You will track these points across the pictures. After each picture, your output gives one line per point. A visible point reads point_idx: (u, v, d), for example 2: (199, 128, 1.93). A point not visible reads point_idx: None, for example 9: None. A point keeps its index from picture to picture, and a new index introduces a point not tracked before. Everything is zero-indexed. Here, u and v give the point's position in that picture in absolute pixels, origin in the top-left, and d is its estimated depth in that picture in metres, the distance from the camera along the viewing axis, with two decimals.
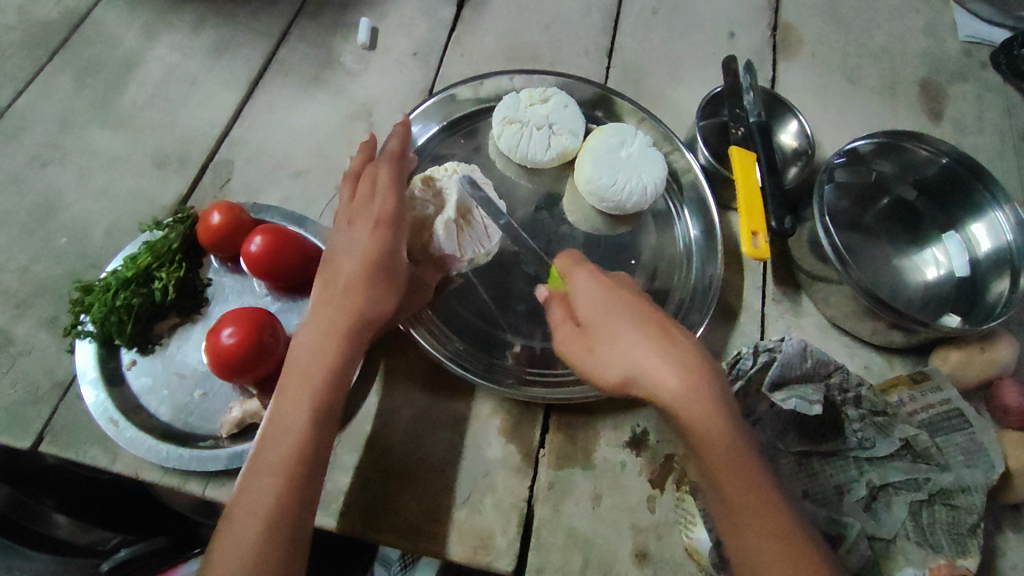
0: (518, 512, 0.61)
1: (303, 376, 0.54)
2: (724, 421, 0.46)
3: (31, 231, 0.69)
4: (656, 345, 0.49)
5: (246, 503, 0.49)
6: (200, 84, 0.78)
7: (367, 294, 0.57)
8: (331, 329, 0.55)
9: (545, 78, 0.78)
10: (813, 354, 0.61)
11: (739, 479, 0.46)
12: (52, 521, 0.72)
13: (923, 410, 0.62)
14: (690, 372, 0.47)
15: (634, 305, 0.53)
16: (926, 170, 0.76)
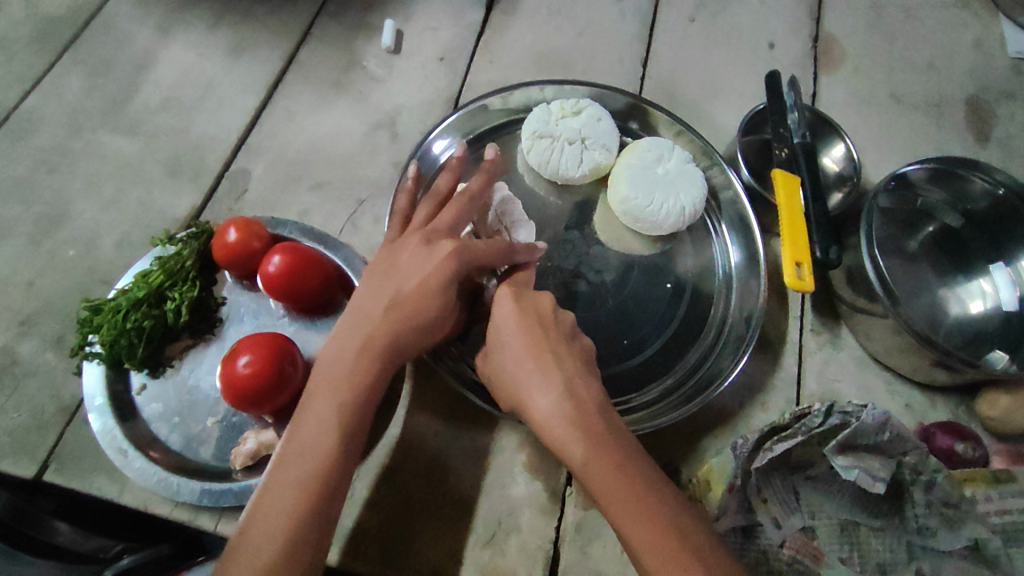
0: (544, 553, 0.58)
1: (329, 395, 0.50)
2: (596, 447, 0.47)
3: (38, 242, 0.65)
4: (540, 369, 0.52)
5: (248, 546, 0.45)
6: (216, 87, 0.74)
7: (413, 319, 0.53)
8: (364, 350, 0.52)
9: (578, 89, 0.74)
10: (892, 428, 0.56)
11: (636, 509, 0.45)
12: (52, 528, 0.67)
13: (998, 513, 0.58)
14: (559, 399, 0.50)
15: (530, 330, 0.54)
16: (978, 202, 0.73)
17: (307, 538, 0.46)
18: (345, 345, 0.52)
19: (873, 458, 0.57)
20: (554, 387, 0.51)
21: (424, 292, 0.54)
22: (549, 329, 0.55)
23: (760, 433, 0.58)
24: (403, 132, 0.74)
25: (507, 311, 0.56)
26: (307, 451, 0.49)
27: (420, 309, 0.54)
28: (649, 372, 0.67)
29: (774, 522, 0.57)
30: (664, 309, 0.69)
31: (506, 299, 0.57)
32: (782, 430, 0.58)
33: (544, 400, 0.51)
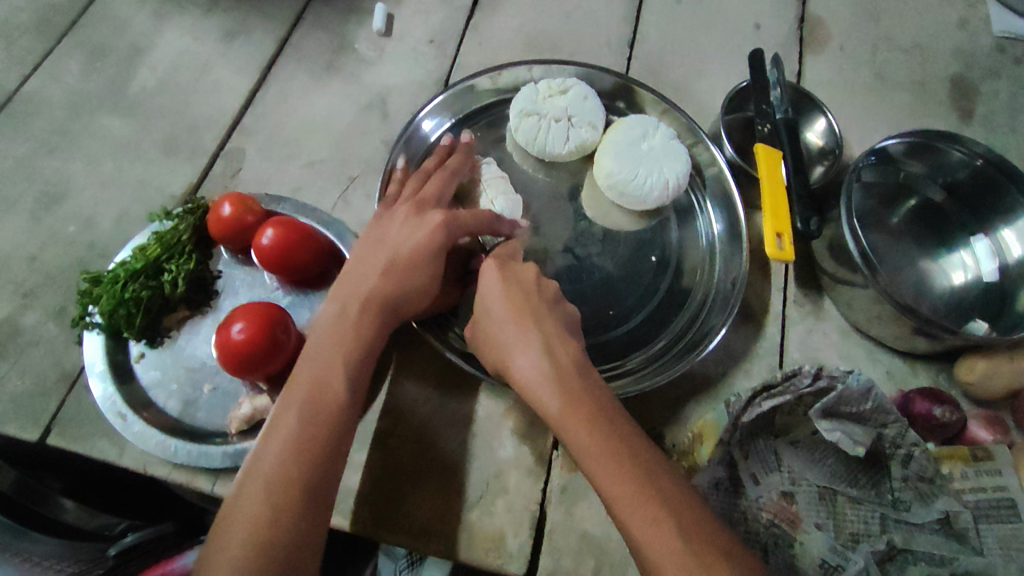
0: (530, 514, 0.60)
1: (331, 354, 0.52)
2: (574, 405, 0.48)
3: (39, 218, 0.67)
4: (522, 331, 0.53)
5: (237, 511, 0.45)
6: (212, 70, 0.76)
7: (404, 283, 0.56)
8: (357, 311, 0.54)
9: (565, 68, 0.76)
10: (876, 398, 0.57)
11: (617, 465, 0.45)
12: (58, 505, 0.72)
13: (974, 491, 0.59)
14: (537, 359, 0.51)
15: (511, 297, 0.56)
16: (957, 173, 0.74)
17: (302, 499, 0.46)
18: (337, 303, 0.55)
19: (855, 425, 0.58)
20: (532, 347, 0.52)
21: (417, 255, 0.57)
22: (532, 297, 0.56)
23: (751, 389, 0.59)
24: (393, 112, 0.76)
25: (492, 283, 0.57)
26: (290, 419, 0.49)
27: (411, 271, 0.57)
28: (634, 341, 0.69)
29: (752, 478, 0.59)
30: (649, 281, 0.71)
31: (490, 272, 0.58)
32: (772, 389, 0.59)
33: (523, 363, 0.52)
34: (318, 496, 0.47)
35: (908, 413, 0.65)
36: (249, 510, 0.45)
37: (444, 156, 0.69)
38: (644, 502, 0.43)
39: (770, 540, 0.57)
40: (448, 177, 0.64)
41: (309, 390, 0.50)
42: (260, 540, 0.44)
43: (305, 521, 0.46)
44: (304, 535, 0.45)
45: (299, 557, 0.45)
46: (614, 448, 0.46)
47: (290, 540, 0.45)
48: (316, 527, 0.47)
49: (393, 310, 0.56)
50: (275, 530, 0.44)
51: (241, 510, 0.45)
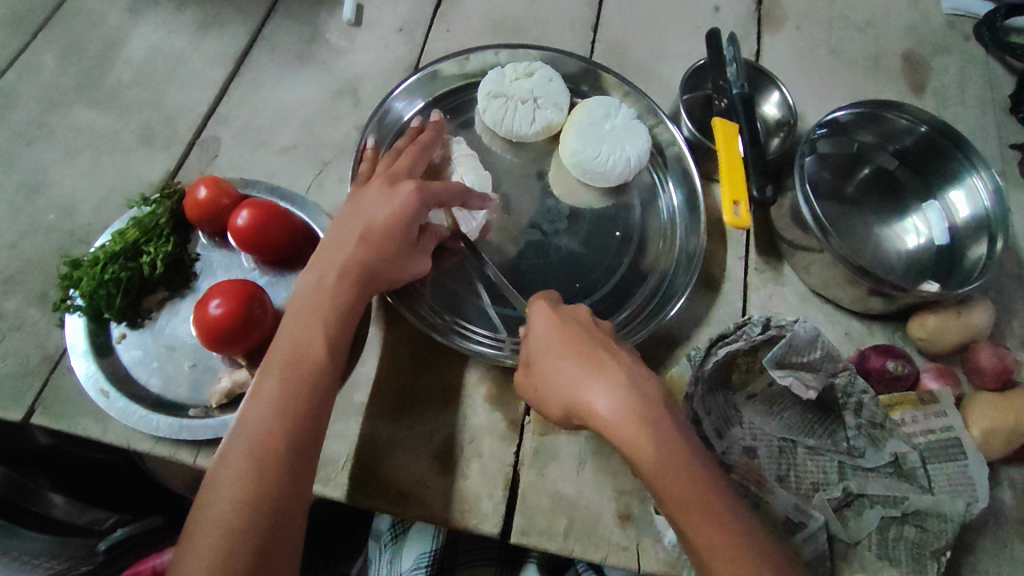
0: (504, 476, 0.62)
1: (311, 325, 0.55)
2: (666, 451, 0.47)
3: (19, 208, 0.69)
4: (590, 369, 0.52)
5: (221, 475, 0.47)
6: (186, 62, 0.78)
7: (381, 253, 0.59)
8: (339, 280, 0.57)
9: (530, 53, 0.78)
10: (823, 344, 0.62)
11: (704, 516, 0.45)
12: (48, 501, 0.76)
13: (924, 433, 0.63)
14: (617, 397, 0.50)
15: (572, 333, 0.55)
16: (904, 140, 0.77)
17: (286, 466, 0.48)
18: (316, 275, 0.57)
19: (806, 373, 0.63)
20: (609, 383, 0.51)
21: (393, 225, 0.59)
22: (591, 332, 0.56)
23: (709, 341, 0.64)
24: (365, 99, 0.78)
25: (549, 323, 0.57)
26: (274, 389, 0.51)
27: (387, 242, 0.59)
28: (602, 310, 0.71)
29: (716, 433, 0.62)
30: (615, 254, 0.74)
31: (546, 312, 0.58)
32: (727, 337, 0.64)
33: (602, 402, 0.50)
34: (303, 463, 0.50)
35: (864, 369, 0.68)
36: (235, 474, 0.47)
37: (416, 134, 0.71)
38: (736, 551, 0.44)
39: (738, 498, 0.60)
40: (418, 152, 0.67)
41: (291, 358, 0.53)
42: (245, 502, 0.46)
43: (287, 487, 0.48)
44: (288, 498, 0.48)
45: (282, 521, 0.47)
46: (705, 496, 0.46)
47: (274, 503, 0.47)
48: (299, 491, 0.49)
49: (371, 278, 0.59)
50: (259, 494, 0.47)
51: (225, 473, 0.47)
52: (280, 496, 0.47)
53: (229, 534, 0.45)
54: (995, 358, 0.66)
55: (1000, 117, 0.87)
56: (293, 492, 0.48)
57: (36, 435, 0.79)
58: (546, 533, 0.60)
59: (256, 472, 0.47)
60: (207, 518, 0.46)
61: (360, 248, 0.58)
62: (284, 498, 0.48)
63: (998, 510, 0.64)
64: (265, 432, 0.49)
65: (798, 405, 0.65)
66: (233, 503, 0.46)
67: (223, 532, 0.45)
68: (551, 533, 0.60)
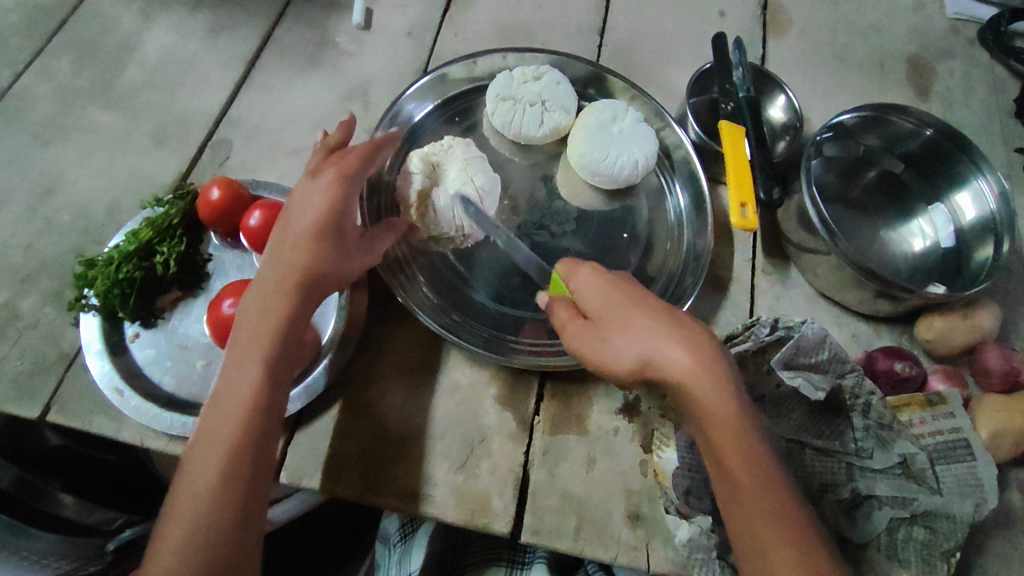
0: (514, 476, 0.62)
1: (253, 339, 0.52)
2: (740, 427, 0.48)
3: (34, 208, 0.70)
4: (667, 332, 0.51)
5: (193, 470, 0.49)
6: (198, 65, 0.79)
7: (315, 253, 0.55)
8: (280, 288, 0.54)
9: (537, 56, 0.79)
10: (830, 346, 0.62)
11: (784, 506, 0.46)
12: (57, 501, 0.76)
13: (932, 434, 0.63)
14: (705, 360, 0.49)
15: (634, 295, 0.54)
16: (909, 143, 0.78)
17: (246, 466, 0.49)
18: (270, 269, 0.55)
19: (815, 373, 0.63)
20: (698, 347, 0.50)
21: (326, 225, 0.56)
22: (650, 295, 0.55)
23: (718, 341, 0.65)
24: (375, 101, 0.79)
25: (602, 284, 0.55)
26: (244, 382, 0.51)
27: (321, 245, 0.56)
28: None
29: None
30: (623, 255, 0.74)
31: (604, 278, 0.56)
32: (735, 337, 0.65)
33: (685, 363, 0.49)
34: (252, 482, 0.49)
35: (872, 371, 0.68)
36: (203, 469, 0.48)
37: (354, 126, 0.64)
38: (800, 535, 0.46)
39: None
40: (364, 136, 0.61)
41: (242, 358, 0.52)
42: (210, 499, 0.47)
43: (250, 485, 0.49)
44: (243, 517, 0.48)
45: (248, 518, 0.48)
46: (773, 485, 0.47)
47: (238, 515, 0.48)
48: (260, 489, 0.50)
49: (316, 282, 0.56)
50: (222, 501, 0.47)
51: (195, 468, 0.49)
52: (245, 493, 0.48)
53: (197, 530, 0.46)
54: (1003, 360, 0.67)
55: (1005, 121, 0.88)
56: (256, 489, 0.49)
57: (47, 435, 0.79)
58: (556, 532, 0.60)
59: (222, 471, 0.48)
60: (177, 511, 0.47)
61: (300, 248, 0.55)
62: (248, 495, 0.49)
63: (1006, 511, 0.64)
64: (223, 449, 0.49)
65: (806, 407, 0.64)
66: (200, 501, 0.47)
67: (189, 526, 0.46)
68: (561, 532, 0.60)
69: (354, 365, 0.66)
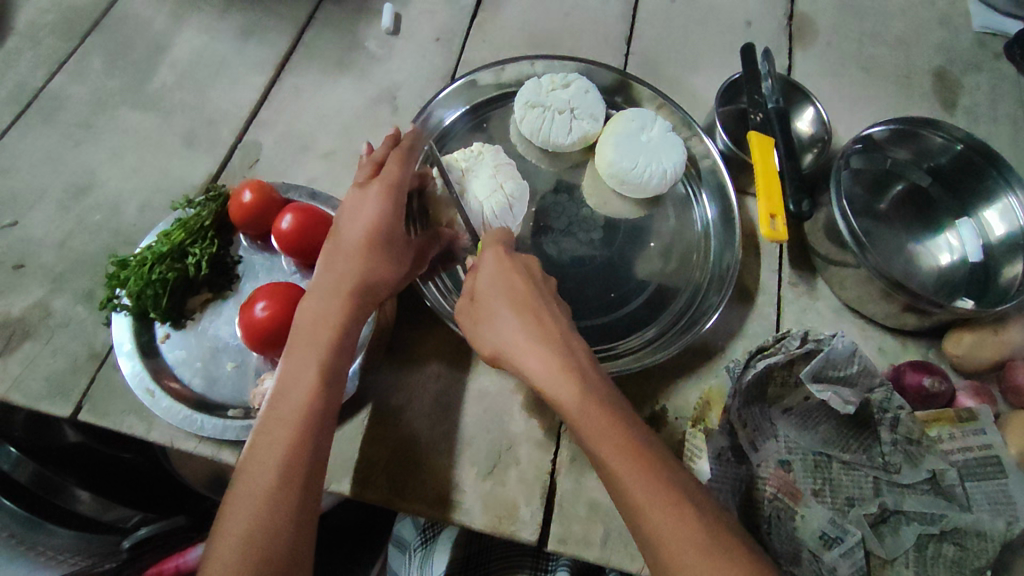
0: (541, 484, 0.62)
1: (309, 346, 0.54)
2: (594, 406, 0.50)
3: (67, 207, 0.70)
4: (522, 321, 0.55)
5: (251, 471, 0.49)
6: (229, 67, 0.80)
7: (368, 263, 0.58)
8: (337, 293, 0.56)
9: (566, 64, 0.79)
10: (859, 360, 0.63)
11: (636, 472, 0.47)
12: (74, 497, 0.76)
13: (962, 451, 0.63)
14: (548, 349, 0.53)
15: (512, 279, 0.58)
16: (938, 157, 0.78)
17: (302, 468, 0.50)
18: (325, 278, 0.57)
19: (844, 387, 0.63)
20: (541, 331, 0.54)
21: (376, 238, 0.59)
22: (535, 283, 0.58)
23: (747, 353, 0.64)
24: (403, 106, 0.79)
25: (492, 266, 0.59)
26: (302, 385, 0.53)
27: (371, 257, 0.58)
28: (637, 321, 0.72)
29: (751, 446, 0.63)
30: (650, 264, 0.74)
31: (495, 258, 0.59)
32: (766, 349, 0.64)
33: (536, 353, 0.53)
34: (307, 484, 0.50)
35: (900, 385, 0.68)
36: (260, 469, 0.49)
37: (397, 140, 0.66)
38: (660, 485, 0.46)
39: (773, 511, 0.61)
40: (406, 152, 0.63)
41: (298, 365, 0.54)
42: (268, 500, 0.48)
43: (307, 486, 0.50)
44: (301, 519, 0.48)
45: (304, 520, 0.48)
46: (644, 461, 0.47)
47: (296, 516, 0.48)
48: (314, 493, 0.50)
49: (371, 293, 0.58)
50: (279, 501, 0.48)
51: (252, 468, 0.49)
52: (301, 496, 0.49)
53: (257, 529, 0.46)
54: None
55: None
56: (310, 492, 0.50)
57: (65, 431, 0.79)
58: (583, 541, 0.60)
59: (280, 471, 0.49)
60: (235, 510, 0.47)
61: (354, 259, 0.58)
62: (304, 497, 0.49)
63: None
64: (280, 449, 0.50)
65: (834, 420, 0.64)
66: (258, 500, 0.48)
67: (249, 525, 0.47)
68: (588, 541, 0.60)
69: (382, 369, 0.66)
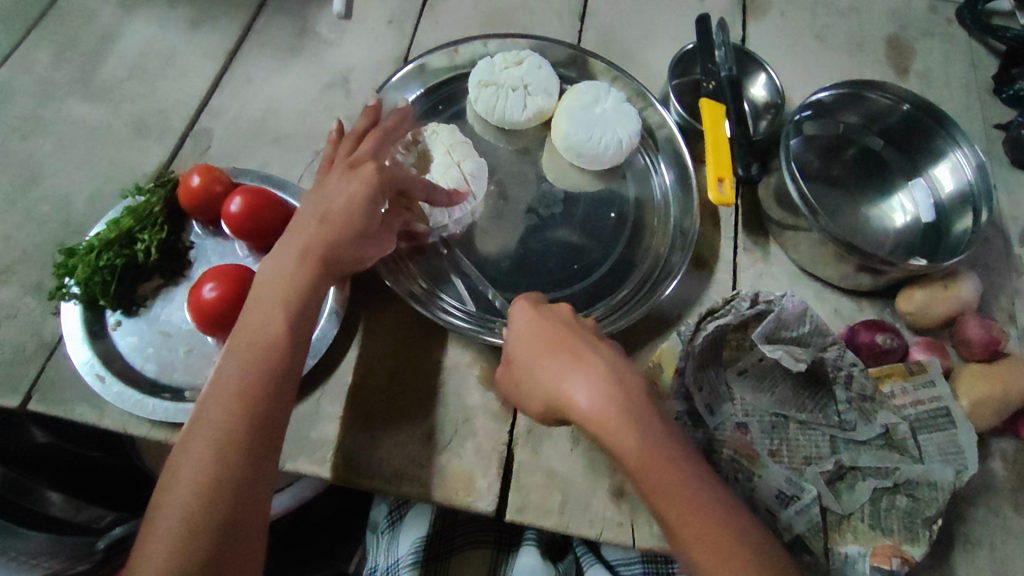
0: (498, 455, 0.62)
1: (255, 335, 0.53)
2: (664, 465, 0.46)
3: (14, 200, 0.70)
4: (577, 369, 0.52)
5: (182, 465, 0.48)
6: (179, 56, 0.79)
7: (331, 236, 0.58)
8: (296, 274, 0.56)
9: (518, 41, 0.79)
10: (811, 319, 0.62)
11: (709, 532, 0.44)
12: (45, 498, 0.74)
13: (913, 404, 0.64)
14: (599, 400, 0.50)
15: (559, 330, 0.55)
16: (888, 119, 0.78)
17: (246, 458, 0.48)
18: (286, 256, 0.56)
19: (796, 346, 0.64)
20: (594, 378, 0.51)
21: (351, 207, 0.59)
22: (578, 332, 0.56)
23: (698, 316, 0.64)
24: (356, 89, 0.79)
25: (533, 320, 0.57)
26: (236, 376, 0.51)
27: (346, 225, 0.58)
28: (597, 293, 0.72)
29: (707, 409, 0.63)
30: (607, 236, 0.75)
31: (529, 313, 0.57)
32: (716, 311, 0.64)
33: (590, 403, 0.50)
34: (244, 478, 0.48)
35: (854, 344, 0.69)
36: (198, 460, 0.47)
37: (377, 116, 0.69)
38: (723, 546, 0.43)
39: (731, 472, 0.60)
40: (383, 135, 0.66)
41: (256, 343, 0.53)
42: (206, 492, 0.46)
43: (242, 480, 0.48)
44: (234, 514, 0.46)
45: (237, 515, 0.47)
46: (724, 525, 0.44)
47: (226, 512, 0.46)
48: (255, 487, 0.48)
49: (332, 268, 0.58)
50: (207, 495, 0.46)
51: (187, 457, 0.48)
52: (234, 489, 0.47)
53: (184, 526, 0.45)
54: (984, 329, 0.67)
55: (984, 98, 0.88)
56: (254, 489, 0.48)
57: (32, 432, 0.79)
58: (541, 509, 0.60)
59: (221, 464, 0.47)
60: (168, 502, 0.46)
61: (327, 226, 0.58)
62: (248, 487, 0.48)
63: (989, 480, 0.65)
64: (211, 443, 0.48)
65: (789, 382, 0.65)
66: (186, 496, 0.46)
67: (185, 519, 0.45)
68: (546, 509, 0.60)
69: (337, 348, 0.66)
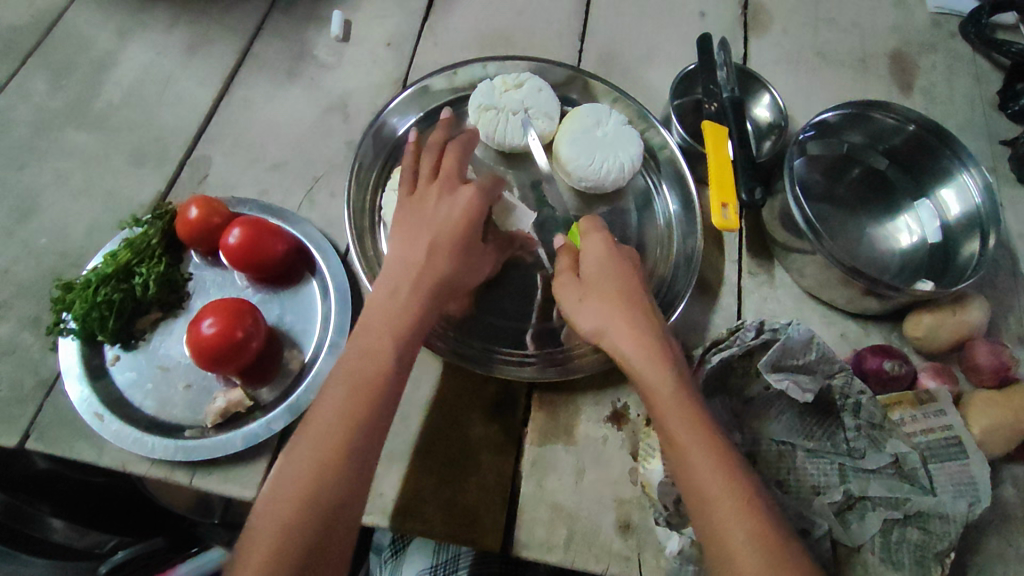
0: (502, 489, 0.62)
1: (360, 356, 0.52)
2: (677, 397, 0.51)
3: (10, 233, 0.69)
4: (623, 311, 0.56)
5: (274, 495, 0.47)
6: (177, 82, 0.79)
7: (444, 262, 0.58)
8: (410, 299, 0.55)
9: (518, 63, 0.78)
10: (817, 346, 0.62)
11: (713, 457, 0.48)
12: (47, 526, 0.73)
13: (921, 433, 0.62)
14: (648, 342, 0.54)
15: (612, 267, 0.59)
16: (893, 139, 0.77)
17: (342, 488, 0.47)
18: (401, 278, 0.56)
19: (804, 376, 0.63)
20: (642, 325, 0.55)
21: (456, 231, 0.59)
22: (631, 277, 0.59)
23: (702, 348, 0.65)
24: (355, 113, 0.79)
25: (599, 252, 0.61)
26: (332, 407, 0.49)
27: (453, 250, 0.59)
28: None
29: None
30: None
31: (595, 245, 0.61)
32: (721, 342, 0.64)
33: (635, 352, 0.54)
34: (335, 509, 0.47)
35: (862, 370, 0.68)
36: (300, 478, 0.47)
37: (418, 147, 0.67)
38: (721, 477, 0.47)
39: None
40: (461, 150, 0.65)
41: (358, 368, 0.51)
42: (308, 520, 0.45)
43: (336, 510, 0.47)
44: (320, 546, 0.45)
45: (326, 546, 0.46)
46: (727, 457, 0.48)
47: (313, 543, 0.45)
48: (344, 516, 0.47)
49: (442, 295, 0.58)
50: (302, 527, 0.45)
51: (282, 484, 0.47)
52: (330, 517, 0.46)
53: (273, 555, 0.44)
54: (993, 356, 0.66)
55: (990, 113, 0.87)
56: (345, 515, 0.47)
57: (35, 459, 0.75)
58: (547, 544, 0.59)
59: (318, 494, 0.46)
60: (263, 532, 0.45)
61: (435, 260, 0.57)
62: (336, 514, 0.46)
63: (1000, 509, 0.64)
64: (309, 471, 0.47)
65: (798, 410, 0.64)
66: (278, 528, 0.45)
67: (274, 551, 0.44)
68: (552, 543, 0.59)
69: None
